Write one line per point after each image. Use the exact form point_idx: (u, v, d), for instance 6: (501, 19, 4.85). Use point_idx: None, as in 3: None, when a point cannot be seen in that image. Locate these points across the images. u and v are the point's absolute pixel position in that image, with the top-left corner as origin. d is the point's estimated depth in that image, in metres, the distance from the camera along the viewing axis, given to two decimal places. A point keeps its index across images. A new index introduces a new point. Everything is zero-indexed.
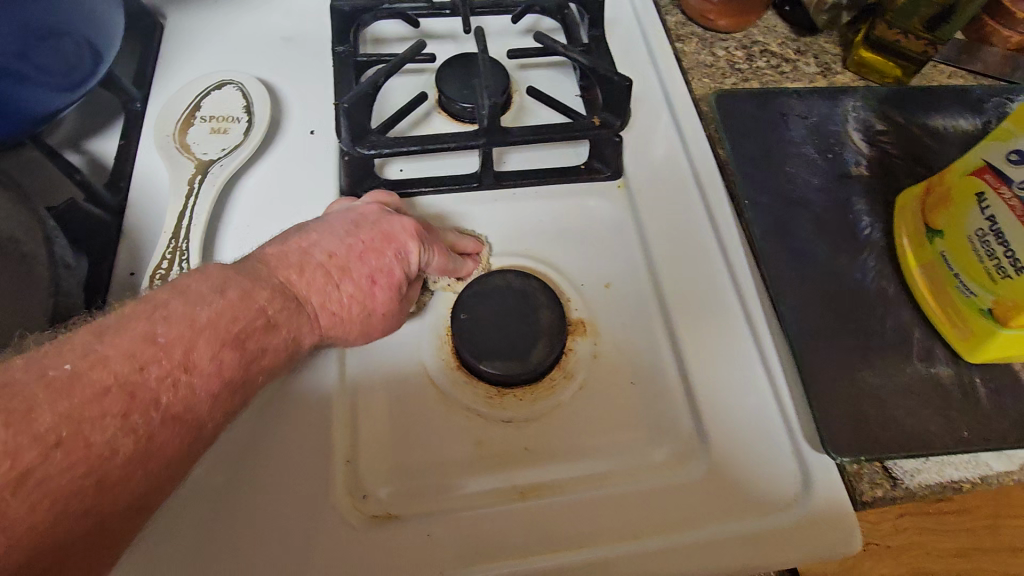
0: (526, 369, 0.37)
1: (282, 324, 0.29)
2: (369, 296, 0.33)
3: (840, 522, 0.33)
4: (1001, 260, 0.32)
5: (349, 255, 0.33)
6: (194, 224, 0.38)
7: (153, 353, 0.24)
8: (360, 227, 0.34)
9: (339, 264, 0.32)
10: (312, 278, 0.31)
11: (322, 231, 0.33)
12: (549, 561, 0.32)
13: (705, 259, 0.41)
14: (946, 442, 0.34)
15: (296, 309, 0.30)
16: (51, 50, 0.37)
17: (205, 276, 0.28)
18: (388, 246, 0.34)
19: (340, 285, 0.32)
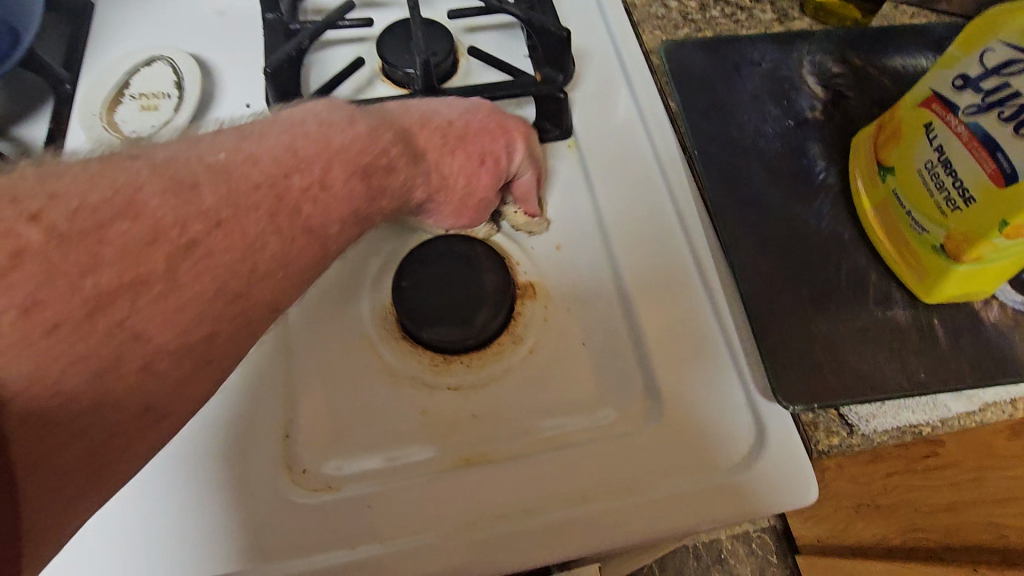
0: (472, 334, 0.36)
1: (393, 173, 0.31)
2: (469, 175, 0.35)
3: (795, 470, 0.32)
4: (950, 192, 0.31)
5: (462, 130, 0.35)
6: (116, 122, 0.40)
7: (295, 163, 0.26)
8: (477, 108, 0.36)
9: (452, 139, 0.34)
10: (427, 149, 0.33)
11: (436, 106, 0.35)
12: (496, 526, 0.32)
13: (656, 211, 0.40)
14: (903, 384, 0.33)
15: (410, 168, 0.32)
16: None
17: (336, 107, 0.30)
18: (500, 134, 0.35)
19: (451, 159, 0.34)
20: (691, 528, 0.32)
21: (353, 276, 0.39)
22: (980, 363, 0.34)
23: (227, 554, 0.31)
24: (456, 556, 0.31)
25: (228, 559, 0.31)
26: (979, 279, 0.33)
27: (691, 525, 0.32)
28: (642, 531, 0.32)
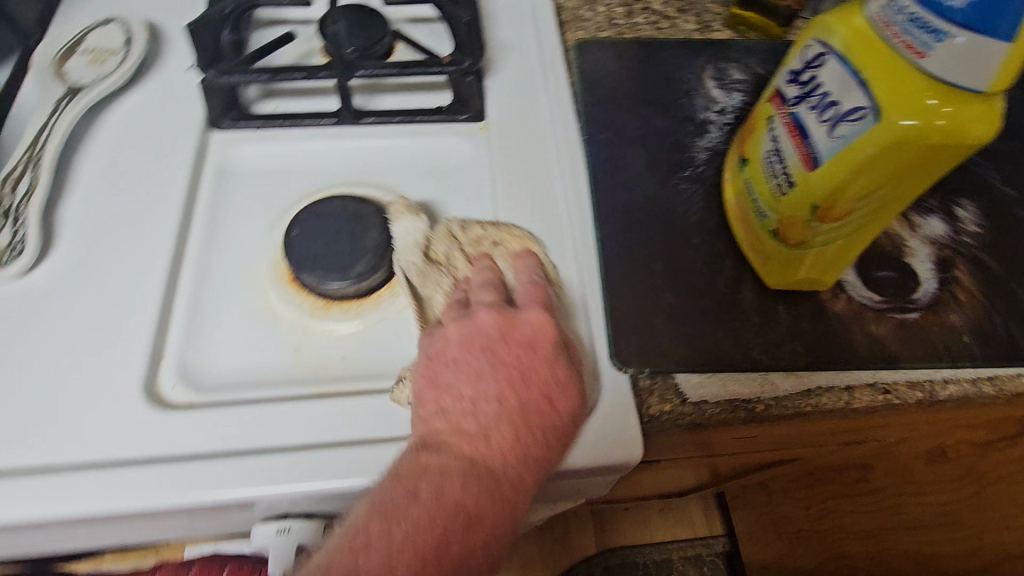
0: (349, 282, 0.39)
1: (502, 444, 0.31)
2: (452, 383, 0.32)
3: (623, 427, 0.34)
4: (780, 179, 0.33)
5: (466, 358, 0.33)
6: (28, 225, 0.38)
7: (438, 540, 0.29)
8: (496, 351, 0.33)
9: (532, 376, 0.32)
10: (480, 407, 0.32)
11: (476, 409, 0.31)
12: (336, 446, 0.34)
13: (545, 192, 0.43)
14: (734, 359, 0.35)
15: (489, 447, 0.31)
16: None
17: (489, 419, 0.31)
18: (505, 345, 0.33)
19: (494, 382, 0.32)
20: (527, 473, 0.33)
21: (254, 223, 0.42)
22: (815, 347, 0.36)
23: (77, 441, 0.33)
24: (288, 473, 0.33)
25: (80, 445, 0.33)
26: (816, 265, 0.34)
27: None
28: None
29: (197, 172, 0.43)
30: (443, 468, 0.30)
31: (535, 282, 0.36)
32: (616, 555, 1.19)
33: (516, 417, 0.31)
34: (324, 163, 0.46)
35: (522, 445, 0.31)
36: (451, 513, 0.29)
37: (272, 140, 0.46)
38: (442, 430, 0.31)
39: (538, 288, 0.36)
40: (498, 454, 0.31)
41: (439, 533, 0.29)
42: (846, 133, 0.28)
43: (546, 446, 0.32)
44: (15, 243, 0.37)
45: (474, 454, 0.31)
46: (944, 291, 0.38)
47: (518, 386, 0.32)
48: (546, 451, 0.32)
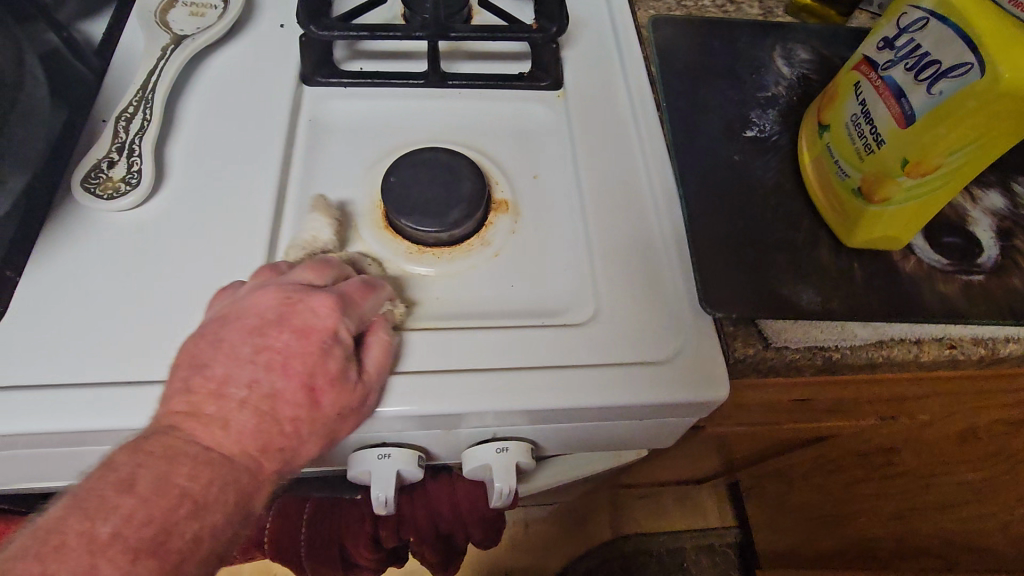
0: (445, 227, 0.41)
1: (241, 430, 0.31)
2: (208, 364, 0.32)
3: (709, 366, 0.37)
4: (865, 140, 0.35)
5: (229, 341, 0.32)
6: (143, 162, 0.40)
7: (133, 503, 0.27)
8: (268, 331, 0.33)
9: (302, 364, 0.32)
10: (227, 390, 0.31)
11: (251, 376, 0.31)
12: (441, 374, 0.37)
13: (623, 156, 0.45)
14: (816, 307, 0.37)
15: (225, 433, 0.30)
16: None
17: (261, 392, 0.31)
18: (276, 329, 0.33)
19: (253, 366, 0.32)
20: (616, 404, 0.36)
21: (349, 173, 0.45)
22: (891, 300, 0.38)
23: None
24: (397, 396, 0.36)
25: None
26: (892, 222, 0.37)
27: (620, 401, 0.36)
28: (585, 401, 0.36)
29: (293, 122, 0.45)
30: (170, 454, 0.29)
31: (364, 282, 0.36)
32: (632, 541, 1.23)
33: (271, 403, 0.31)
34: (411, 120, 0.48)
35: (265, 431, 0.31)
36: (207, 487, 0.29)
37: (362, 98, 0.48)
38: (181, 411, 0.31)
39: (364, 286, 0.36)
40: (236, 440, 0.31)
41: (188, 499, 0.29)
42: (946, 89, 0.30)
43: (290, 435, 0.32)
44: (131, 176, 0.39)
45: (212, 440, 0.30)
46: (1007, 258, 0.40)
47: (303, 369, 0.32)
48: (296, 432, 0.32)
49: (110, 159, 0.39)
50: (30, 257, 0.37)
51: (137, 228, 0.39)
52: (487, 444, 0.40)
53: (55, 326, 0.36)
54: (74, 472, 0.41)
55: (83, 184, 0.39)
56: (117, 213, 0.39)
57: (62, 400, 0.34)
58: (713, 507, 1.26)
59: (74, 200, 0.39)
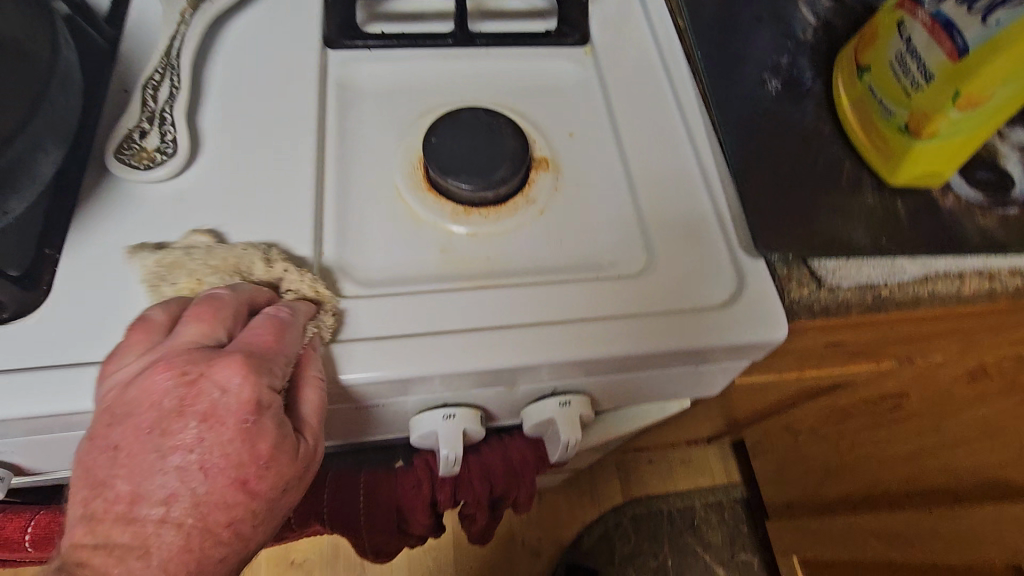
0: (491, 186, 0.40)
1: (171, 548, 0.28)
2: (109, 483, 0.28)
3: (767, 309, 0.37)
4: (913, 77, 0.36)
5: (126, 447, 0.28)
6: (177, 132, 0.38)
7: None
8: (166, 429, 0.28)
9: (221, 455, 0.28)
10: (139, 509, 0.27)
11: (158, 484, 0.28)
12: (503, 329, 0.36)
13: (658, 109, 0.45)
14: (867, 245, 0.39)
15: (150, 562, 0.27)
16: (55, 107, 0.32)
17: (175, 498, 0.28)
18: (177, 421, 0.28)
19: (163, 470, 0.28)
20: (678, 349, 0.37)
21: (384, 136, 0.43)
22: (935, 236, 0.39)
23: None
24: (463, 353, 0.36)
25: None
26: (936, 159, 0.38)
27: (680, 347, 0.37)
28: (643, 349, 0.37)
29: (322, 87, 0.44)
30: None
31: (273, 318, 0.32)
32: (642, 505, 1.24)
33: (199, 510, 0.28)
34: (440, 80, 0.46)
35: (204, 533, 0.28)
36: None
37: (388, 59, 0.46)
38: (89, 544, 0.27)
39: (274, 325, 0.32)
40: (168, 559, 0.28)
41: None
42: (1002, 20, 0.31)
43: (243, 523, 0.30)
44: (167, 147, 0.38)
45: (125, 570, 0.27)
46: None
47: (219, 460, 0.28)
48: (243, 520, 0.30)
49: (142, 130, 0.38)
50: (69, 234, 0.36)
51: (177, 201, 0.38)
52: (549, 399, 0.40)
53: (102, 304, 0.35)
54: None
55: (116, 155, 0.37)
56: (153, 185, 0.38)
57: None
58: (719, 466, 1.28)
59: (108, 174, 0.38)
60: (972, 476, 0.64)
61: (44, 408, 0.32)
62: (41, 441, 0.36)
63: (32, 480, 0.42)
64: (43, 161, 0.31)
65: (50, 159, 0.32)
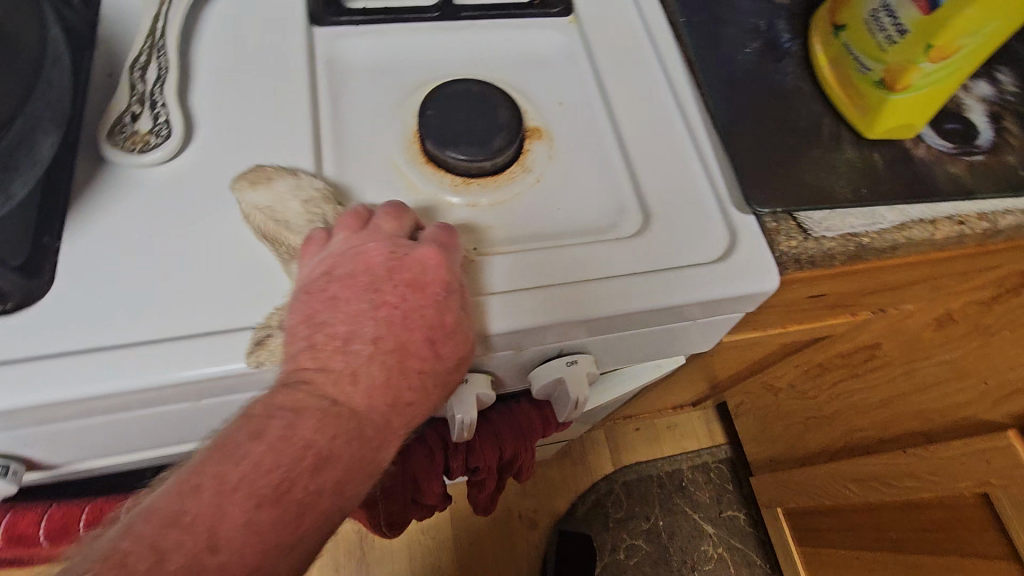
0: (489, 155, 0.41)
1: (373, 382, 0.31)
2: (329, 322, 0.32)
3: (761, 260, 0.39)
4: (890, 32, 0.38)
5: (346, 298, 0.32)
6: (170, 114, 0.38)
7: (176, 536, 0.25)
8: (383, 288, 0.33)
9: (418, 316, 0.33)
10: (353, 346, 0.31)
11: (372, 326, 0.32)
12: (512, 294, 0.37)
13: (645, 75, 0.46)
14: (849, 196, 0.41)
15: (356, 389, 0.31)
16: (50, 89, 0.31)
17: (379, 343, 0.31)
18: (390, 284, 0.33)
19: (374, 321, 0.32)
20: (681, 303, 0.38)
21: (377, 111, 0.43)
22: (910, 185, 0.42)
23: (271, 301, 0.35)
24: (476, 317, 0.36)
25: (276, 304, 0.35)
26: (909, 110, 0.40)
27: (684, 302, 0.38)
28: (646, 307, 0.38)
29: (311, 65, 0.44)
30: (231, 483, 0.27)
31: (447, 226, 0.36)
32: (633, 471, 1.28)
33: (399, 354, 0.32)
34: (429, 53, 0.46)
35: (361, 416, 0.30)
36: (239, 527, 0.26)
37: (375, 33, 0.46)
38: (313, 369, 0.31)
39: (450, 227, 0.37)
40: (365, 396, 0.31)
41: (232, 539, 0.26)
42: None
43: (403, 420, 0.32)
44: (160, 128, 0.38)
45: (330, 396, 0.30)
46: (999, 138, 0.45)
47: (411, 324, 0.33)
48: (424, 383, 0.33)
49: (133, 113, 0.37)
50: (67, 221, 0.36)
51: (175, 183, 0.38)
52: (557, 360, 0.42)
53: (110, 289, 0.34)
54: (131, 440, 0.40)
55: (109, 140, 0.37)
56: (148, 168, 0.38)
57: (136, 360, 0.33)
58: (703, 428, 1.33)
59: (102, 159, 0.37)
60: (945, 416, 0.69)
61: (59, 395, 0.32)
62: (52, 431, 0.36)
63: (38, 476, 0.42)
64: (41, 149, 0.31)
65: (49, 142, 0.31)
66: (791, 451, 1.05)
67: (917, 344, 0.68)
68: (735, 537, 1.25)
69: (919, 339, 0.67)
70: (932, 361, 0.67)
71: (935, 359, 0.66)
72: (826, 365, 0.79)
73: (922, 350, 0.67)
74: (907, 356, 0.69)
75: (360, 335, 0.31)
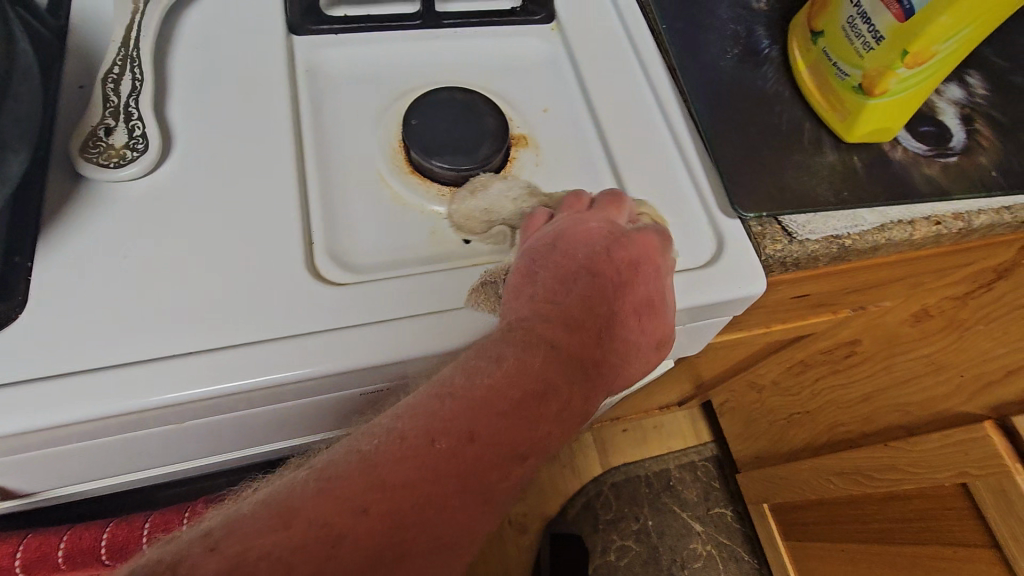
0: (476, 164, 0.40)
1: (582, 348, 0.32)
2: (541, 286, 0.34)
3: (748, 264, 0.39)
4: (865, 38, 0.39)
5: (567, 263, 0.34)
6: (147, 127, 0.37)
7: (447, 443, 0.28)
8: (609, 259, 0.35)
9: (617, 293, 0.34)
10: (566, 305, 0.33)
11: (581, 296, 0.33)
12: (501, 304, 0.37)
13: (629, 82, 0.46)
14: (831, 199, 0.42)
15: (570, 343, 0.32)
16: (18, 106, 0.30)
17: (584, 311, 0.33)
18: (615, 263, 0.35)
19: (586, 288, 0.34)
20: (672, 308, 0.38)
21: (361, 122, 0.43)
22: (889, 187, 0.43)
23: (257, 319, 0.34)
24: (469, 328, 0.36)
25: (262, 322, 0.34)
26: (886, 114, 0.41)
27: (674, 307, 0.38)
28: None
29: (292, 74, 0.43)
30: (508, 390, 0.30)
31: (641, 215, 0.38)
32: (621, 472, 1.29)
33: (600, 322, 0.33)
34: (412, 62, 0.46)
35: (546, 384, 0.31)
36: (488, 434, 0.29)
37: (357, 42, 0.45)
38: (539, 327, 0.32)
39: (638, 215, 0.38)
40: (580, 352, 0.32)
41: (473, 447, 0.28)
42: None
43: (608, 381, 0.33)
44: (135, 142, 0.36)
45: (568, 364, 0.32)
46: (971, 140, 0.46)
47: (577, 295, 0.33)
48: (614, 359, 0.34)
49: (107, 126, 0.36)
50: (39, 241, 0.34)
51: (153, 199, 0.36)
52: None
53: (86, 310, 0.33)
54: (110, 465, 0.39)
55: (82, 155, 0.35)
56: (124, 184, 0.37)
57: (115, 384, 0.32)
58: (688, 427, 1.34)
59: (75, 175, 0.36)
60: (924, 410, 0.70)
61: (33, 422, 0.30)
62: (26, 460, 0.34)
63: (17, 505, 0.41)
64: (9, 170, 0.30)
65: (18, 160, 0.30)
66: (775, 448, 1.07)
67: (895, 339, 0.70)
68: (723, 534, 1.26)
69: (897, 333, 0.69)
70: (909, 355, 0.69)
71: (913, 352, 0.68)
72: (808, 361, 0.81)
73: (901, 344, 0.69)
74: (887, 350, 0.71)
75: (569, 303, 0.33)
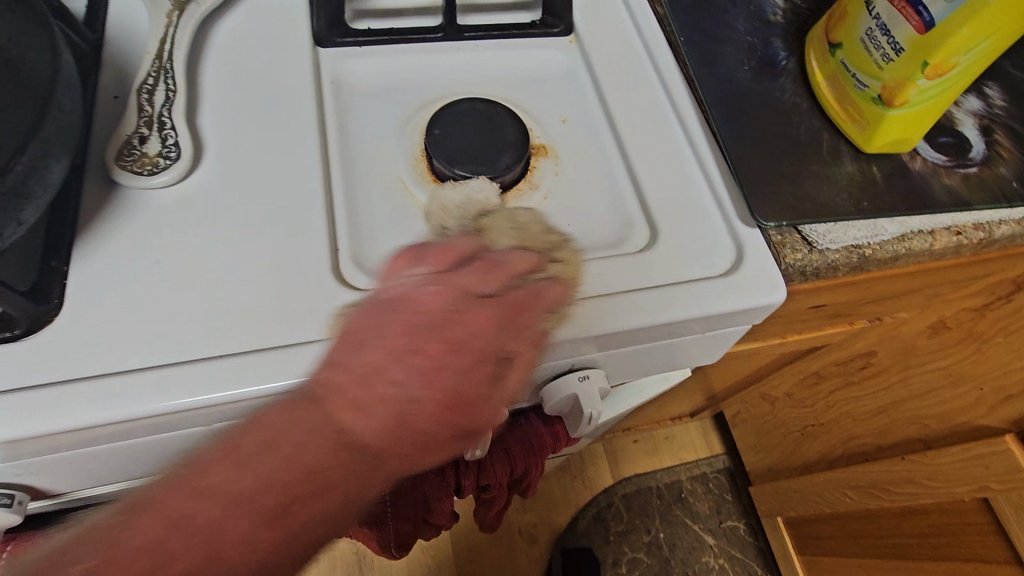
0: (497, 173, 0.41)
1: (383, 428, 0.32)
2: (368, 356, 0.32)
3: (768, 272, 0.40)
4: (884, 50, 0.39)
5: (415, 329, 0.33)
6: (179, 136, 0.38)
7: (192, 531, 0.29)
8: (424, 339, 0.33)
9: (446, 377, 0.33)
10: (390, 382, 0.32)
11: (406, 377, 0.32)
12: None
13: (647, 93, 0.47)
14: (851, 208, 0.42)
15: (368, 423, 0.32)
16: (61, 116, 0.31)
17: (437, 384, 0.33)
18: (430, 342, 0.33)
19: (409, 369, 0.33)
20: (692, 316, 0.38)
21: (383, 131, 0.44)
22: (909, 197, 0.43)
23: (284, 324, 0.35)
24: None
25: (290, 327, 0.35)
26: (905, 124, 0.41)
27: (695, 315, 0.38)
28: (655, 322, 0.38)
29: (317, 85, 0.44)
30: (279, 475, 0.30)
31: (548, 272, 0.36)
32: (632, 483, 1.28)
33: (435, 401, 0.33)
34: (434, 74, 0.47)
35: (316, 477, 0.31)
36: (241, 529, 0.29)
37: (380, 55, 0.46)
38: (377, 398, 0.32)
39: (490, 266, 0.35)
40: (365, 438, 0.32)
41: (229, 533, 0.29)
42: None
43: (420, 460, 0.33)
44: (168, 150, 0.37)
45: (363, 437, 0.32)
46: (991, 151, 0.46)
47: (415, 377, 0.33)
48: (418, 447, 0.33)
49: (141, 135, 0.37)
50: (75, 246, 0.35)
51: (183, 205, 0.37)
52: (568, 377, 0.42)
53: (118, 314, 0.34)
54: (136, 467, 0.39)
55: (117, 163, 0.37)
56: (157, 191, 0.38)
57: (147, 386, 0.32)
58: (699, 438, 1.33)
59: (110, 182, 0.37)
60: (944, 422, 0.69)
61: (68, 422, 0.31)
62: (58, 459, 0.35)
63: (44, 506, 0.41)
64: (51, 177, 0.31)
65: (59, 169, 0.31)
66: (788, 460, 1.06)
67: (911, 351, 0.69)
68: (735, 547, 1.24)
69: (913, 346, 0.68)
70: (926, 367, 0.68)
71: (929, 364, 0.68)
72: (822, 373, 0.80)
73: (917, 357, 0.68)
74: (904, 363, 0.70)
75: (391, 383, 0.32)
